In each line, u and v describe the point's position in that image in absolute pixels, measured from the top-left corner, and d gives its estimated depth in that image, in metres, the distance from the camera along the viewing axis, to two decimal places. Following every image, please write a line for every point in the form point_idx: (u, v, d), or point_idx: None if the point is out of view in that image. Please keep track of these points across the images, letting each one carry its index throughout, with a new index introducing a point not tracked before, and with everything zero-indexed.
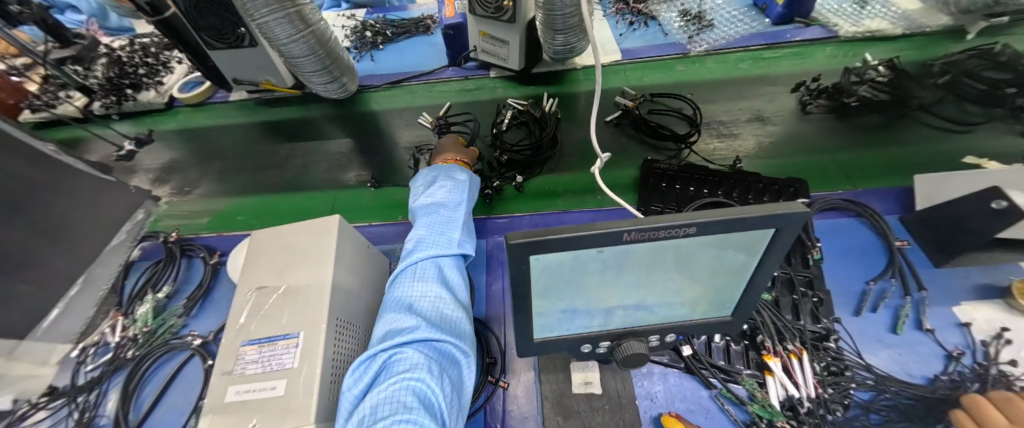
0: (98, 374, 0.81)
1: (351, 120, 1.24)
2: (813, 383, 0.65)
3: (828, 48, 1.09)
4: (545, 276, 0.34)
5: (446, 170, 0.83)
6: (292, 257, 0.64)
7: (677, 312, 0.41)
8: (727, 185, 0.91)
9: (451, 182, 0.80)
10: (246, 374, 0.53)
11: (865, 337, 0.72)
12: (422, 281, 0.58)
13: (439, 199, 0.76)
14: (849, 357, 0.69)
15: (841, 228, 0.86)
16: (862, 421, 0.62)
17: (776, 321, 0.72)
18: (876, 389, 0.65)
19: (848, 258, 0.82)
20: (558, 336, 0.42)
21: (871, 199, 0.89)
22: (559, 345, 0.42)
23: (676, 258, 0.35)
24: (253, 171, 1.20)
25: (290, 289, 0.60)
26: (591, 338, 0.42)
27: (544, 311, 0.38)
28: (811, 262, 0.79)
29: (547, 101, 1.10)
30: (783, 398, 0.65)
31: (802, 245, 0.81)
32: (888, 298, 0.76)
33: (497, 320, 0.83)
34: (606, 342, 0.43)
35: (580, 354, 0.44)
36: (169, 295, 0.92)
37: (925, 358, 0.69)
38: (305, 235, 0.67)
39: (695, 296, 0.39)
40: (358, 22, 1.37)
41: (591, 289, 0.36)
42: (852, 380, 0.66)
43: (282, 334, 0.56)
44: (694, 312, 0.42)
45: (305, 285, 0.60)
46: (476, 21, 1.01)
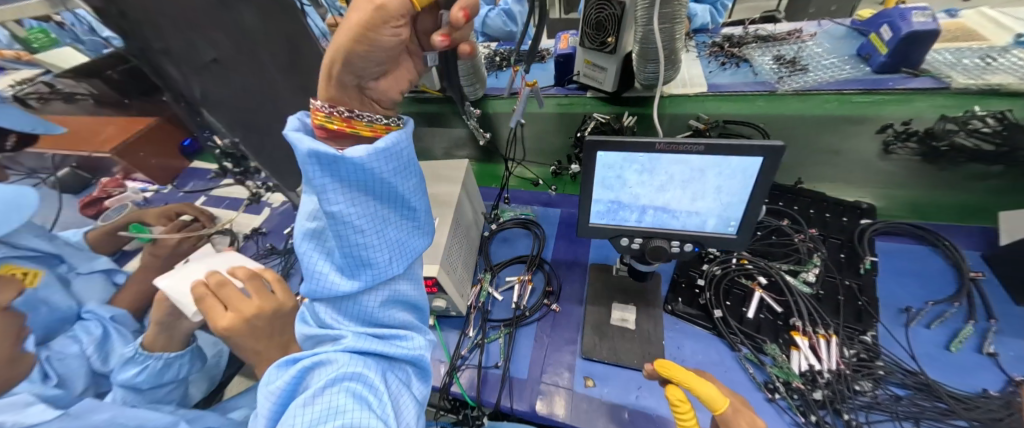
0: None
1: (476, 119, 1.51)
2: (836, 362, 0.71)
3: (941, 97, 0.90)
4: (605, 170, 0.58)
5: (298, 132, 0.41)
6: (437, 179, 0.98)
7: (692, 222, 0.61)
8: (789, 197, 0.99)
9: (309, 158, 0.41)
10: None
11: (913, 346, 0.74)
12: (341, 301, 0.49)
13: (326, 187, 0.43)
14: (887, 355, 0.73)
15: (908, 252, 0.88)
16: (884, 405, 0.67)
17: (811, 311, 0.79)
18: (907, 385, 0.68)
19: (912, 278, 0.84)
20: (606, 225, 0.65)
21: (949, 233, 0.90)
22: (605, 231, 0.65)
23: (692, 172, 0.55)
24: None
25: (434, 195, 0.93)
26: (629, 231, 0.64)
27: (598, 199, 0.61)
28: (862, 270, 0.84)
29: (627, 118, 1.27)
30: (805, 369, 0.72)
31: (856, 257, 0.86)
32: (948, 318, 0.76)
33: (559, 266, 1.05)
34: (639, 239, 0.64)
35: (619, 246, 0.66)
36: None
37: (979, 377, 0.69)
38: (445, 169, 1.01)
39: (703, 208, 0.58)
40: (491, 51, 1.74)
41: (632, 186, 0.58)
42: (883, 370, 0.70)
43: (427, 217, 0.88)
44: (706, 226, 0.61)
45: (443, 194, 0.93)
46: (585, 51, 1.26)
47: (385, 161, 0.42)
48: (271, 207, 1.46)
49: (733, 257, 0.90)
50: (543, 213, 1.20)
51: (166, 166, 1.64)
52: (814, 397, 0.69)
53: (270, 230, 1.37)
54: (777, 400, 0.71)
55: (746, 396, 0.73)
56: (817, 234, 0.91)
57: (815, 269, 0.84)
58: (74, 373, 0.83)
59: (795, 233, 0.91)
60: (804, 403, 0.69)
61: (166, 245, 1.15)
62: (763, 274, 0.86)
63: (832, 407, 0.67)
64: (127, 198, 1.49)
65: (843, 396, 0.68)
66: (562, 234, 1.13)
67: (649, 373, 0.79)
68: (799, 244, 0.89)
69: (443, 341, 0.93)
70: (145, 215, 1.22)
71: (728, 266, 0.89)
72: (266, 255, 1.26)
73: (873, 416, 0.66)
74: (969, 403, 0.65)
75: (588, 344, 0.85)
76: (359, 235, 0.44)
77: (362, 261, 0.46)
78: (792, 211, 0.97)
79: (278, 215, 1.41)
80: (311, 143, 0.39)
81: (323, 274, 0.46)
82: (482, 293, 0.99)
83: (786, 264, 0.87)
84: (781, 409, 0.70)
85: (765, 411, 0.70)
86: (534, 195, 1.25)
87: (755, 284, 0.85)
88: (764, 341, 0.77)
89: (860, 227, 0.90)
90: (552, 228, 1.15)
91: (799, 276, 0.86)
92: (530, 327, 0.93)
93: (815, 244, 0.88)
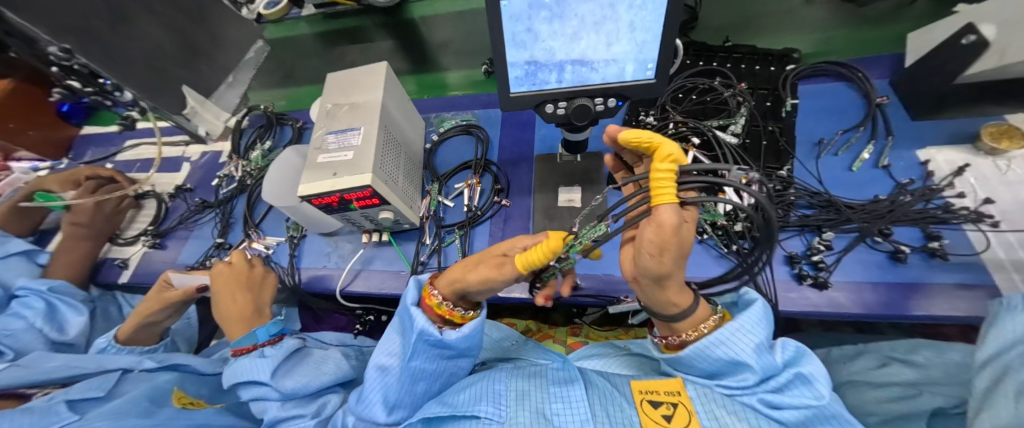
0: (230, 194, 1.16)
1: (401, 28, 1.27)
2: (755, 197, 0.78)
3: None
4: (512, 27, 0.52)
5: (419, 320, 0.60)
6: (354, 87, 0.88)
7: (612, 72, 0.59)
8: (723, 55, 0.97)
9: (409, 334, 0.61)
10: (330, 150, 0.79)
11: (822, 173, 0.82)
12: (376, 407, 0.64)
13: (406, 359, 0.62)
14: (800, 184, 0.80)
15: (827, 91, 0.91)
16: (793, 225, 0.77)
17: (737, 158, 0.84)
18: (814, 204, 0.77)
19: (827, 114, 0.89)
20: (528, 92, 0.62)
21: (867, 66, 0.93)
22: (528, 99, 0.62)
23: (602, 10, 0.50)
24: (321, 65, 1.46)
25: (354, 105, 0.85)
26: (551, 95, 0.61)
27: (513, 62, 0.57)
28: (782, 115, 0.88)
29: None
30: (729, 209, 0.79)
31: (780, 103, 0.89)
32: (853, 143, 0.84)
33: (507, 164, 1.03)
34: (563, 103, 0.62)
35: (546, 115, 0.64)
36: (270, 148, 1.23)
37: (873, 187, 0.78)
38: (361, 76, 0.90)
39: (621, 52, 0.55)
40: None
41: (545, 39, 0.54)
42: (795, 197, 0.78)
43: (350, 128, 0.80)
44: (626, 75, 0.59)
45: (364, 102, 0.85)
46: None
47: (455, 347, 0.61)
48: (191, 161, 1.31)
49: (670, 122, 0.90)
50: (484, 115, 1.14)
51: (49, 138, 1.40)
52: (736, 230, 0.77)
53: (197, 185, 1.25)
54: (705, 240, 0.80)
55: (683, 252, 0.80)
56: (746, 87, 0.91)
57: (742, 121, 0.86)
58: (34, 345, 0.90)
59: (726, 89, 0.91)
60: (727, 237, 0.78)
61: (84, 210, 1.10)
62: (696, 134, 0.88)
63: (750, 236, 0.76)
64: (19, 180, 1.25)
65: (760, 224, 0.76)
66: (506, 133, 1.08)
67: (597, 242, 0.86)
68: (730, 98, 0.90)
69: (402, 254, 0.95)
70: (44, 182, 1.12)
71: (664, 132, 0.90)
72: (198, 210, 1.17)
73: (783, 235, 0.77)
74: (860, 207, 0.74)
75: (538, 228, 0.88)
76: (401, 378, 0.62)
77: (405, 402, 0.64)
78: (725, 69, 0.96)
79: (200, 169, 1.28)
80: (424, 327, 0.59)
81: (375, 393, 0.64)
82: (431, 202, 0.97)
83: (718, 121, 0.90)
84: (708, 246, 0.79)
85: (695, 252, 0.79)
86: (472, 98, 1.17)
87: (689, 145, 0.87)
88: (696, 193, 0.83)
89: (785, 73, 0.92)
90: (496, 129, 1.10)
91: (728, 130, 0.89)
92: (485, 225, 0.95)
93: (744, 96, 0.89)
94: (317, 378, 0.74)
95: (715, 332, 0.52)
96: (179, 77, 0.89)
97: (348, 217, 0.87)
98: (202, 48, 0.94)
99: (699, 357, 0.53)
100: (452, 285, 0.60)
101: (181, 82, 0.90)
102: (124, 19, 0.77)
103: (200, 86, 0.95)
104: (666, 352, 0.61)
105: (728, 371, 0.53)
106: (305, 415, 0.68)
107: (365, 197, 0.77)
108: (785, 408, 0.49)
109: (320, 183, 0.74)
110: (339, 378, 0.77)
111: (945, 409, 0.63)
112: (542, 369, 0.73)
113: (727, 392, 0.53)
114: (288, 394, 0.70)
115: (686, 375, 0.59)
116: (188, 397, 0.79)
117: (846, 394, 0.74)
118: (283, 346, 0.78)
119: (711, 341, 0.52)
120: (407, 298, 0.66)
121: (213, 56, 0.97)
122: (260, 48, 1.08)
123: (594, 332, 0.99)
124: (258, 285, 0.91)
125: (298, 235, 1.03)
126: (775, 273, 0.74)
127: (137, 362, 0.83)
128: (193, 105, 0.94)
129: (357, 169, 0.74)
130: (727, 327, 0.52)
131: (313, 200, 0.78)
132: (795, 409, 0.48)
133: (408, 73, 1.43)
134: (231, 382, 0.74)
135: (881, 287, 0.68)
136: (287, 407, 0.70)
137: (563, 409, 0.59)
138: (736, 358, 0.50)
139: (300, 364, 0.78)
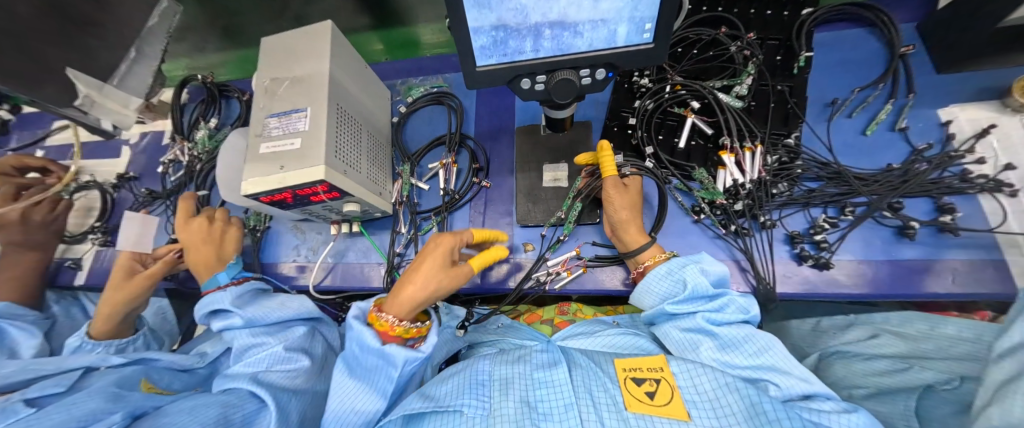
0: (180, 182, 1.04)
1: None
2: (759, 171, 0.70)
3: None
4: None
5: (395, 355, 0.53)
6: (295, 56, 0.74)
7: (600, 37, 0.48)
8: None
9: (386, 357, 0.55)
10: (274, 137, 0.67)
11: (832, 139, 0.74)
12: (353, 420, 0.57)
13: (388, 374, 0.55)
14: (807, 154, 0.73)
15: (844, 41, 0.80)
16: (797, 200, 0.70)
17: (741, 124, 0.74)
18: (820, 177, 0.71)
19: (843, 68, 0.79)
20: (500, 65, 0.52)
21: (892, 9, 0.80)
22: (501, 74, 0.52)
23: None
24: (265, 22, 1.24)
25: (296, 79, 0.71)
26: (527, 68, 0.51)
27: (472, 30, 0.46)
28: (794, 71, 0.77)
29: None
30: (729, 185, 0.71)
31: (792, 56, 0.78)
32: (870, 102, 0.75)
33: (485, 138, 0.92)
34: (543, 77, 0.52)
35: (522, 91, 0.55)
36: (217, 127, 1.08)
37: (886, 154, 0.71)
38: (304, 40, 0.75)
39: (612, 11, 0.44)
40: None
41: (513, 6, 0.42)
42: (801, 169, 0.71)
43: (294, 109, 0.68)
44: (617, 40, 0.49)
45: (308, 75, 0.71)
46: None
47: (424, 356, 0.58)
48: (131, 144, 1.15)
49: (667, 84, 0.78)
50: (457, 80, 1.00)
51: None
52: (735, 209, 0.71)
53: (143, 172, 1.12)
54: (702, 220, 0.74)
55: (652, 206, 0.78)
56: (755, 38, 0.79)
57: (748, 80, 0.75)
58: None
59: (731, 42, 0.79)
60: (725, 217, 0.72)
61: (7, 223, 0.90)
62: (696, 98, 0.77)
63: (750, 214, 0.70)
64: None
65: (762, 201, 0.70)
66: (483, 100, 0.96)
67: (585, 225, 0.79)
68: (735, 53, 0.78)
69: (376, 244, 0.87)
70: None
71: (661, 96, 0.78)
72: (148, 202, 1.06)
73: (785, 212, 0.71)
74: (870, 178, 0.68)
75: (522, 212, 0.81)
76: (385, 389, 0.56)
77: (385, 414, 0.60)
78: (732, 16, 0.83)
79: (143, 153, 1.13)
80: (403, 355, 0.53)
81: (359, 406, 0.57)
82: (403, 186, 0.87)
83: (721, 81, 0.79)
84: (705, 227, 0.74)
85: (689, 233, 0.74)
86: (442, 59, 1.01)
87: (687, 111, 0.77)
88: (693, 168, 0.75)
89: (800, 19, 0.79)
90: (471, 96, 0.97)
91: (732, 91, 0.78)
92: (464, 209, 0.87)
93: (752, 49, 0.77)
94: (282, 309, 0.73)
95: (666, 262, 0.63)
96: (60, 57, 0.69)
97: (309, 210, 0.78)
98: (89, 15, 0.71)
99: (657, 279, 0.63)
100: (407, 307, 0.57)
101: (66, 64, 0.69)
102: None
103: (92, 67, 0.74)
104: (636, 292, 0.69)
105: (679, 294, 0.61)
106: (271, 342, 0.68)
107: (322, 192, 0.67)
108: (723, 326, 0.57)
109: (267, 178, 0.64)
110: (305, 313, 0.75)
111: (933, 386, 0.60)
112: (527, 352, 0.68)
113: (678, 325, 0.60)
114: (254, 319, 0.70)
115: (648, 309, 0.67)
116: (157, 387, 0.75)
117: (834, 366, 0.72)
118: (246, 284, 0.76)
119: (665, 267, 0.63)
120: (357, 335, 0.55)
121: (109, 27, 0.75)
122: (166, 9, 0.85)
123: (582, 310, 0.90)
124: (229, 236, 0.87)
125: (260, 227, 0.93)
126: (775, 253, 0.70)
127: (100, 360, 0.74)
128: (87, 94, 0.74)
129: (306, 159, 0.63)
130: (677, 260, 0.63)
131: (263, 198, 0.68)
132: (732, 327, 0.56)
133: (369, 29, 1.23)
134: (201, 313, 0.73)
135: (885, 266, 0.64)
136: (256, 334, 0.70)
137: (548, 395, 0.57)
138: (684, 278, 0.60)
139: (265, 299, 0.76)
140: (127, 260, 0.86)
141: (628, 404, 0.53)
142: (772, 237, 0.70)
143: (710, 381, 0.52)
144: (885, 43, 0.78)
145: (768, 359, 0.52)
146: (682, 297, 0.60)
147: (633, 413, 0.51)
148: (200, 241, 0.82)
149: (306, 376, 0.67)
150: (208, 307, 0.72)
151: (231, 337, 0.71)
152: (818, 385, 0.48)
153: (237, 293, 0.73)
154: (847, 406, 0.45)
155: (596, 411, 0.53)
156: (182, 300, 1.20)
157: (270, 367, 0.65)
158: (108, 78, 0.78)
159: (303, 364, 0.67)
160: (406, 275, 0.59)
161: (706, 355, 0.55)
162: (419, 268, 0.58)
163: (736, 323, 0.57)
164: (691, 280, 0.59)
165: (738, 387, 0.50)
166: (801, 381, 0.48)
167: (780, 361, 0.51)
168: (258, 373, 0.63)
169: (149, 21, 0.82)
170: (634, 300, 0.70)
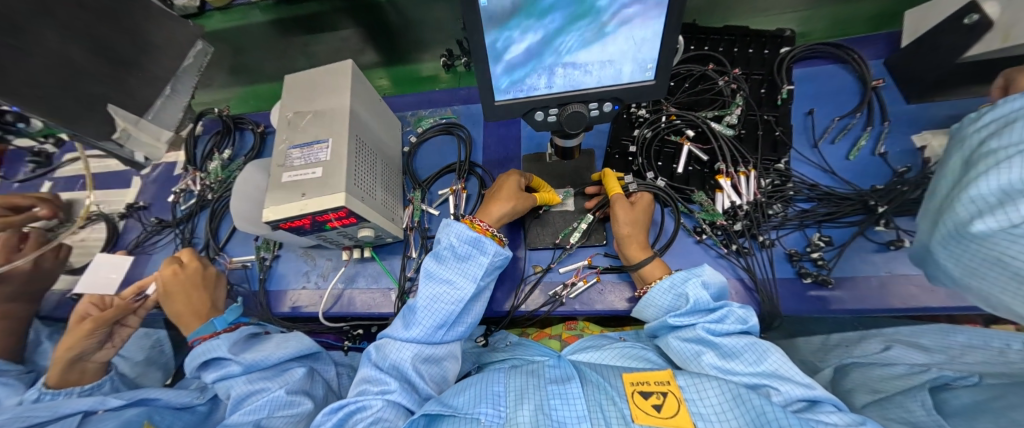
0: (190, 211, 1.06)
1: (367, 12, 1.13)
2: (754, 193, 0.75)
3: None
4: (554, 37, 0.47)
5: (490, 244, 0.68)
6: (317, 91, 0.79)
7: (608, 75, 0.53)
8: (715, 39, 0.91)
9: (484, 259, 0.68)
10: (294, 167, 0.70)
11: (818, 163, 0.80)
12: (425, 326, 0.65)
13: (477, 270, 0.68)
14: (796, 177, 0.78)
15: (821, 76, 0.88)
16: (792, 220, 0.75)
17: (734, 151, 0.80)
18: (812, 198, 0.75)
19: (821, 101, 0.86)
20: (516, 99, 0.57)
21: (860, 49, 0.89)
22: (516, 107, 0.57)
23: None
24: (280, 59, 1.31)
25: (318, 112, 0.76)
26: (541, 102, 0.56)
27: (542, 74, 0.53)
28: (778, 102, 0.84)
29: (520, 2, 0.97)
30: (728, 206, 0.76)
31: (775, 90, 0.85)
32: (850, 130, 0.81)
33: (492, 166, 0.96)
34: (555, 110, 0.57)
35: (535, 122, 0.59)
36: (230, 157, 1.11)
37: (869, 177, 0.77)
38: (326, 77, 0.81)
39: (619, 56, 0.50)
40: None
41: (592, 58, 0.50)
42: (792, 191, 0.76)
43: (316, 141, 0.72)
44: (622, 76, 0.54)
45: (329, 109, 0.76)
46: None
47: (500, 264, 0.72)
48: (141, 175, 1.17)
49: (663, 115, 0.84)
50: (466, 112, 1.06)
51: None
52: (735, 229, 0.75)
53: (152, 202, 1.13)
54: (704, 241, 0.77)
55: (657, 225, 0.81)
56: (741, 73, 0.86)
57: (737, 111, 0.82)
58: None
59: (719, 76, 0.87)
60: (726, 236, 0.75)
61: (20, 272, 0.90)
62: (690, 127, 0.83)
63: (749, 234, 0.74)
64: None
65: (759, 222, 0.74)
66: (490, 131, 1.01)
67: (593, 246, 0.82)
68: (723, 87, 0.85)
69: (387, 269, 0.89)
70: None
71: (658, 126, 0.84)
72: (156, 231, 1.07)
73: (782, 231, 0.75)
74: (845, 198, 0.73)
75: (531, 236, 0.84)
76: (462, 295, 0.66)
77: (460, 319, 0.69)
78: (718, 54, 0.91)
79: (154, 184, 1.15)
80: (496, 249, 0.69)
81: (436, 307, 0.66)
82: (415, 212, 0.90)
83: (712, 112, 0.85)
84: (707, 246, 0.77)
85: (693, 252, 0.77)
86: (451, 93, 1.08)
87: (683, 139, 0.83)
88: (692, 191, 0.80)
89: (780, 57, 0.87)
90: (478, 127, 1.02)
91: (723, 121, 0.84)
92: None
93: (739, 83, 0.84)
94: (281, 349, 0.72)
95: (669, 276, 0.66)
96: (102, 94, 0.72)
97: (323, 237, 0.79)
98: (130, 57, 0.76)
99: (660, 292, 0.66)
100: (495, 217, 0.73)
101: (107, 100, 0.73)
102: (25, 36, 0.60)
103: (131, 103, 0.78)
104: (636, 305, 0.73)
105: (682, 307, 0.63)
106: (271, 387, 0.68)
107: (338, 218, 0.70)
108: (723, 336, 0.57)
109: (288, 206, 0.66)
110: (305, 350, 0.74)
111: (949, 385, 0.58)
112: (538, 367, 0.68)
113: (679, 335, 0.61)
114: (252, 365, 0.70)
115: (651, 321, 0.69)
116: None
117: (851, 374, 0.70)
118: (240, 329, 0.76)
119: (668, 281, 0.66)
120: (457, 230, 0.68)
121: (148, 67, 0.79)
122: (200, 51, 0.91)
123: (590, 327, 0.90)
124: (212, 283, 0.85)
125: (269, 256, 0.94)
126: (776, 270, 0.73)
127: (99, 402, 0.72)
128: (124, 127, 0.78)
129: (326, 187, 0.66)
130: (679, 274, 0.66)
131: (282, 224, 0.70)
132: (733, 337, 0.57)
133: (379, 65, 1.30)
134: (195, 365, 0.72)
135: (880, 281, 0.68)
136: (254, 379, 0.69)
137: (564, 406, 0.57)
138: (685, 292, 0.62)
139: (264, 341, 0.77)
140: (86, 303, 0.83)
141: (635, 416, 0.52)
142: (772, 255, 0.73)
143: (714, 390, 0.52)
144: (858, 77, 0.86)
145: (767, 367, 0.53)
146: (683, 309, 0.62)
147: (639, 424, 0.51)
148: (192, 288, 0.81)
149: (306, 421, 0.65)
150: (203, 357, 0.71)
151: (225, 388, 0.70)
152: (820, 391, 0.48)
153: (232, 340, 0.73)
154: (857, 418, 0.44)
155: (605, 423, 0.53)
156: (179, 331, 1.17)
157: (272, 412, 0.63)
158: (143, 112, 0.81)
159: (305, 407, 0.66)
160: (491, 199, 0.76)
161: (707, 363, 0.56)
162: (505, 190, 0.75)
163: (734, 334, 0.58)
164: (692, 294, 0.61)
165: (736, 391, 0.51)
166: (800, 385, 0.49)
167: (780, 367, 0.52)
168: (261, 420, 0.62)
169: (184, 61, 0.88)
170: (637, 312, 0.72)
